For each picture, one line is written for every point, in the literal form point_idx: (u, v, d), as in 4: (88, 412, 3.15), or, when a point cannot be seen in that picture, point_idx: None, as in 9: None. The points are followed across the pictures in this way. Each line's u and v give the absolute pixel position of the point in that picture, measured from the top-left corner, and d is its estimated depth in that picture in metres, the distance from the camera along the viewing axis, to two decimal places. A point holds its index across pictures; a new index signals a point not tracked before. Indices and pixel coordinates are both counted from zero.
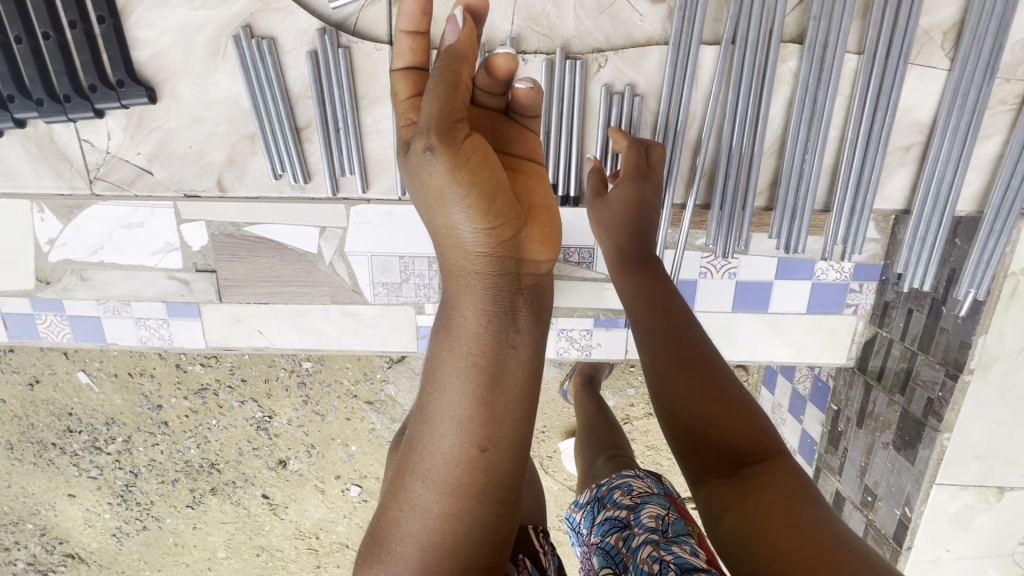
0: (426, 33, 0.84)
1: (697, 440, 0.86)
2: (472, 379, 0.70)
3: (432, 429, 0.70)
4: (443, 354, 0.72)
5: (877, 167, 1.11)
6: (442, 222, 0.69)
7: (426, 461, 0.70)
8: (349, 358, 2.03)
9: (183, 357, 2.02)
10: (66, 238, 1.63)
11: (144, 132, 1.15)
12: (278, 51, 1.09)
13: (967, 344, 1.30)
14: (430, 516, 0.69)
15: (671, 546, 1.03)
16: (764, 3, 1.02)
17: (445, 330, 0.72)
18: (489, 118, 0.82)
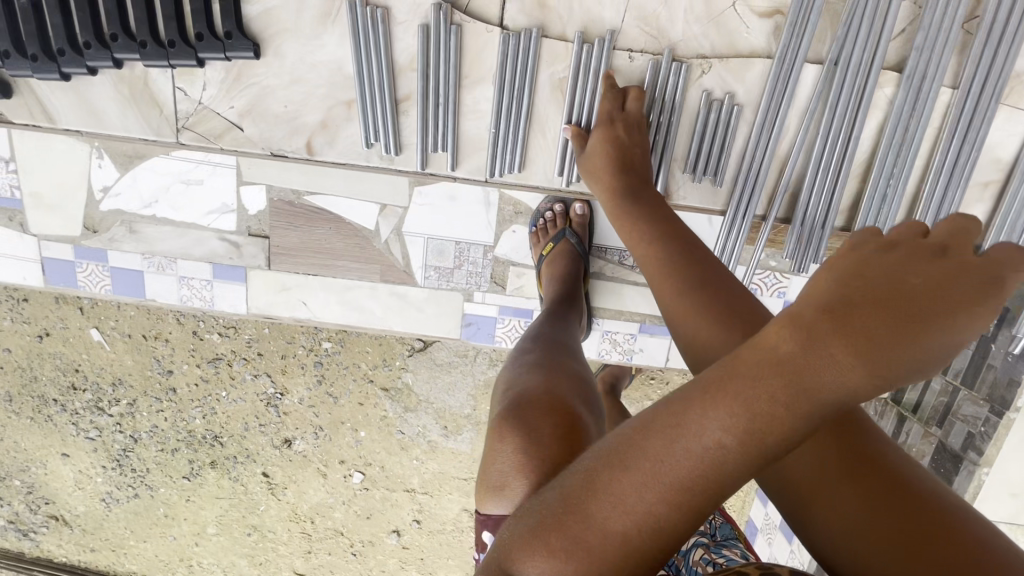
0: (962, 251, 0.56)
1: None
2: (769, 430, 0.53)
3: (678, 446, 0.56)
4: (750, 364, 0.55)
5: (957, 200, 1.14)
6: (959, 313, 0.49)
7: (653, 472, 0.57)
8: (371, 342, 2.01)
9: (202, 325, 1.99)
10: (120, 188, 1.62)
11: (241, 87, 1.15)
12: (389, 21, 1.09)
13: (1015, 382, 1.33)
14: (633, 524, 0.58)
15: (721, 549, 1.02)
16: (870, 29, 1.06)
17: (799, 356, 0.52)
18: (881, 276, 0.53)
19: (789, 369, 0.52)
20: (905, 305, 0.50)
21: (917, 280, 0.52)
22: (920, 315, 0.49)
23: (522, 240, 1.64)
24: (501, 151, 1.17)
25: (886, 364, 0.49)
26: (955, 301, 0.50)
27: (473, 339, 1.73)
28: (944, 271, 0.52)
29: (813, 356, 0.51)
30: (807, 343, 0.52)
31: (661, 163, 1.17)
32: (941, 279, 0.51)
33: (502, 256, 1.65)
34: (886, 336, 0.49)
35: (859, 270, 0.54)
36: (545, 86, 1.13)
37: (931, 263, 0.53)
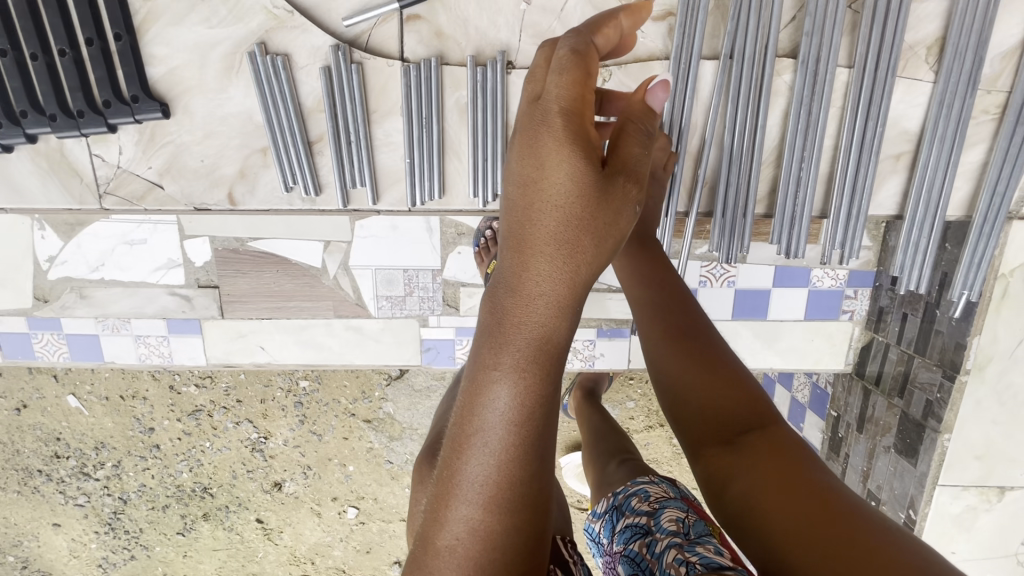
0: (556, 86, 0.71)
1: (697, 407, 0.85)
2: (523, 369, 0.69)
3: (473, 449, 0.69)
4: (484, 355, 0.71)
5: (870, 174, 1.15)
6: (548, 161, 0.69)
7: (465, 482, 0.69)
8: (347, 376, 2.01)
9: (177, 378, 1.98)
10: (66, 255, 1.63)
11: (156, 147, 1.17)
12: (291, 67, 1.11)
13: (961, 345, 1.33)
14: (480, 534, 0.68)
15: (695, 547, 1.01)
16: (759, 21, 1.09)
17: (499, 322, 0.71)
18: (535, 172, 0.70)
19: (501, 332, 0.70)
20: (536, 209, 0.70)
21: (534, 166, 0.70)
22: (542, 164, 0.69)
23: (468, 260, 1.65)
24: (419, 178, 1.18)
25: (547, 258, 0.69)
26: (550, 152, 0.69)
27: (436, 363, 1.73)
28: (538, 126, 0.70)
29: (512, 299, 0.70)
30: (505, 312, 0.70)
31: None
32: (538, 155, 0.70)
33: (451, 278, 1.66)
34: (540, 241, 0.69)
35: (508, 232, 0.72)
36: (452, 111, 1.15)
37: (529, 158, 0.70)
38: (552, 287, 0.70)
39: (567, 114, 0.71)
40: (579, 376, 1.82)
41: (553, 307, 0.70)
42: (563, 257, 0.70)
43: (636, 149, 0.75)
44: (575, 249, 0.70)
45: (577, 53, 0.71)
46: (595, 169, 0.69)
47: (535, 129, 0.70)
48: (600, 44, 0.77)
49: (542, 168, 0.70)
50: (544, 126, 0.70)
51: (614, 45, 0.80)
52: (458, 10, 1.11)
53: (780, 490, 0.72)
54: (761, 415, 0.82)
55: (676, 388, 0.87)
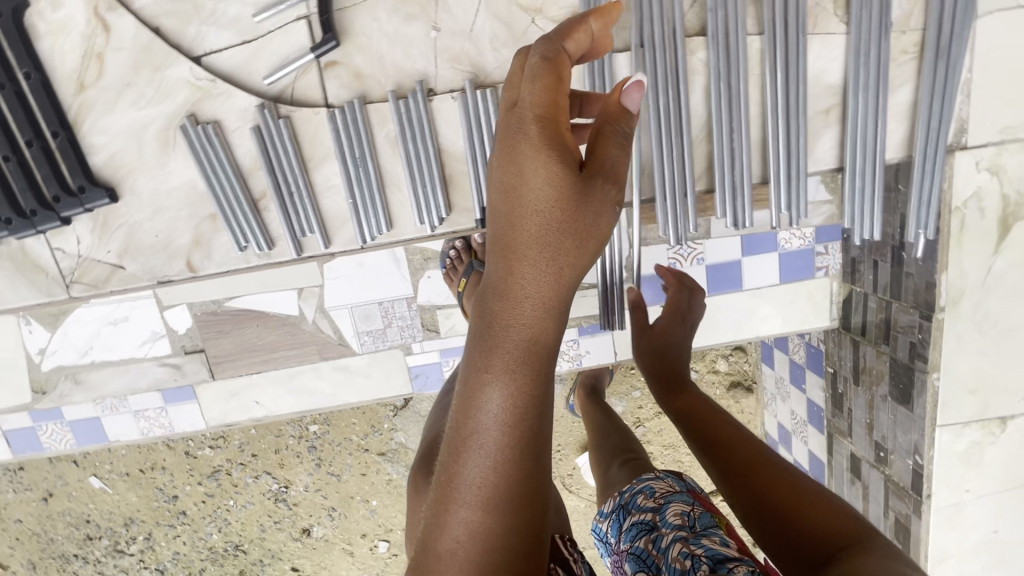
0: (527, 92, 0.73)
1: (772, 508, 0.94)
2: (515, 373, 0.72)
3: (470, 451, 0.72)
4: (477, 361, 0.74)
5: (802, 133, 1.16)
6: (527, 167, 0.72)
7: (463, 483, 0.72)
8: (355, 413, 2.03)
9: (192, 443, 2.03)
10: (55, 345, 1.67)
11: (112, 230, 1.21)
12: (224, 133, 1.15)
13: (932, 283, 1.30)
14: (479, 536, 0.70)
15: (700, 539, 1.03)
16: (662, 7, 1.11)
17: (489, 328, 0.74)
18: (515, 181, 0.73)
19: (491, 337, 0.73)
20: (518, 216, 0.73)
21: (514, 174, 0.73)
22: (522, 171, 0.72)
23: (439, 283, 1.67)
24: (364, 215, 1.20)
25: (530, 263, 0.73)
26: (530, 159, 0.72)
27: (426, 389, 1.76)
28: (515, 134, 0.73)
29: (500, 304, 0.73)
30: (493, 317, 0.74)
31: None
32: (517, 163, 0.73)
33: (426, 303, 1.68)
34: (524, 247, 0.73)
35: (494, 239, 0.75)
36: (385, 146, 1.18)
37: (509, 166, 0.73)
38: (538, 290, 0.73)
39: (542, 121, 0.73)
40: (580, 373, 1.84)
41: (539, 311, 0.73)
42: (547, 261, 0.73)
43: (614, 151, 0.76)
44: (558, 254, 0.73)
45: (549, 59, 0.73)
46: (571, 174, 0.71)
47: (511, 138, 0.73)
48: (571, 49, 0.77)
49: (521, 175, 0.73)
50: (518, 135, 0.73)
51: (587, 47, 0.79)
52: (372, 49, 1.14)
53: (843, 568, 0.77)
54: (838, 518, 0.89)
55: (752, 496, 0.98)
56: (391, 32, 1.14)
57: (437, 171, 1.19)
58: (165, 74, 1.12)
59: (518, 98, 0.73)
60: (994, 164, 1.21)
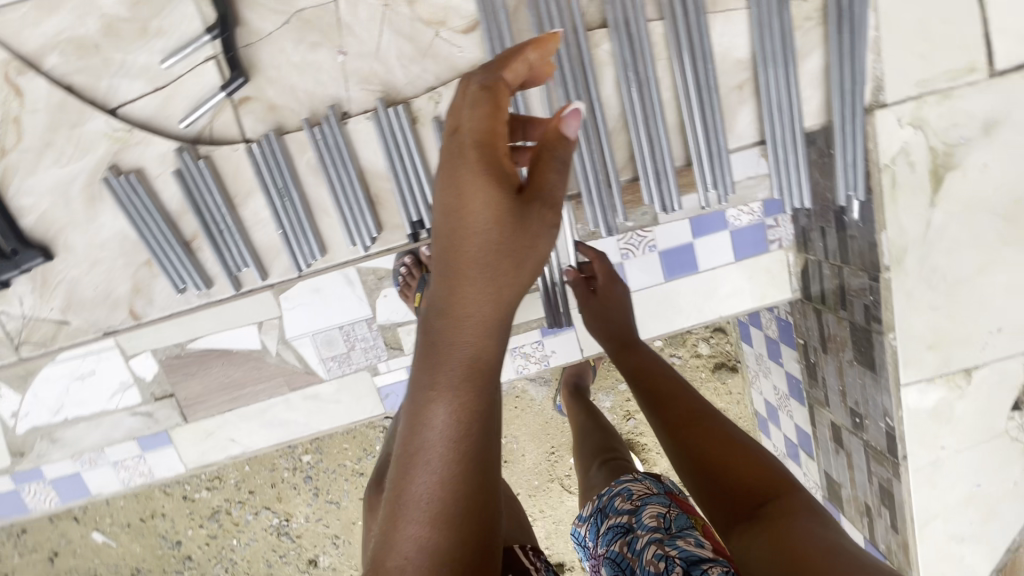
0: (468, 121, 0.77)
1: (712, 473, 1.01)
2: (461, 387, 0.74)
3: (418, 467, 0.72)
4: (424, 377, 0.75)
5: (716, 111, 1.17)
6: (466, 191, 0.76)
7: (411, 499, 0.71)
8: (345, 438, 2.03)
9: (188, 487, 2.03)
10: (27, 407, 1.68)
11: (52, 288, 1.22)
12: (147, 180, 1.17)
13: (875, 244, 1.29)
14: (428, 552, 0.68)
15: (676, 540, 1.02)
16: (559, 4, 1.12)
17: (436, 344, 0.76)
18: (456, 202, 0.76)
19: (437, 353, 0.75)
20: (459, 236, 0.76)
21: (455, 197, 0.76)
22: (462, 195, 0.75)
23: (396, 301, 1.67)
24: (295, 244, 1.22)
25: (470, 280, 0.76)
26: (472, 182, 0.75)
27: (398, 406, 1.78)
28: (455, 161, 0.77)
29: (445, 322, 0.76)
30: (439, 335, 0.76)
31: (427, 194, 1.20)
32: (459, 186, 0.76)
33: (386, 322, 1.69)
34: (465, 266, 0.76)
35: (439, 260, 0.79)
36: (307, 174, 1.19)
37: (451, 189, 0.76)
38: (481, 306, 0.76)
39: (482, 147, 0.76)
40: (566, 365, 1.83)
41: (483, 326, 0.76)
42: (489, 278, 0.76)
43: (552, 175, 0.80)
44: (500, 271, 0.76)
45: (487, 90, 0.77)
46: (509, 197, 0.75)
47: (451, 164, 0.77)
48: (510, 78, 0.80)
49: (461, 199, 0.76)
50: (460, 161, 0.76)
51: (525, 77, 0.83)
52: (282, 81, 1.16)
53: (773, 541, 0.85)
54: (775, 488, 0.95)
55: (696, 464, 1.04)
56: (298, 61, 1.15)
57: (360, 193, 1.19)
58: (82, 129, 1.14)
59: (458, 127, 0.77)
60: (916, 118, 1.21)
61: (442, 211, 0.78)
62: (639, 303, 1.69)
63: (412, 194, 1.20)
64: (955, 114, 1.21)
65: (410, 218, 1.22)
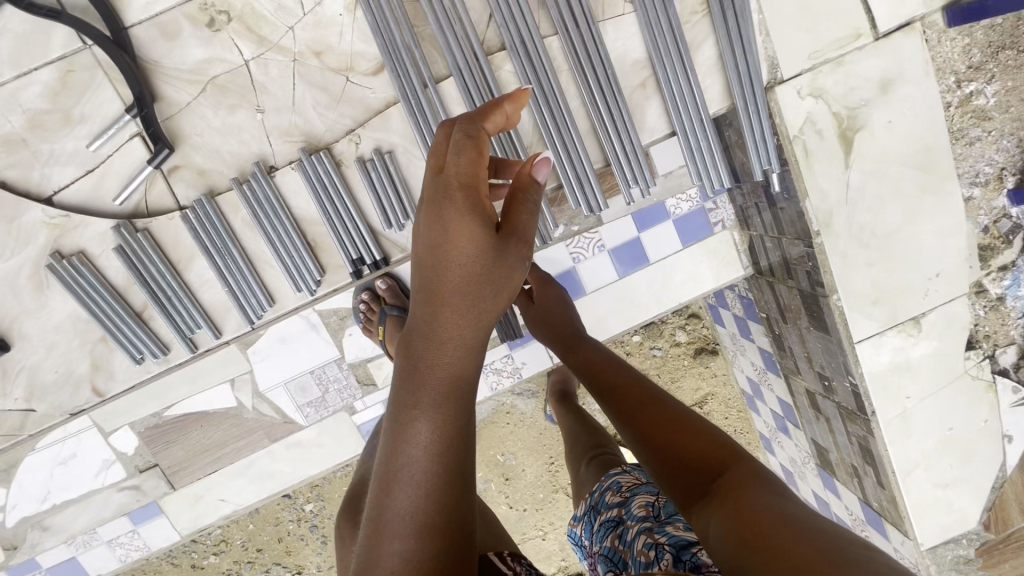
0: (450, 173, 0.81)
1: (669, 456, 1.03)
2: (444, 404, 0.77)
3: (400, 482, 0.72)
4: (405, 395, 0.78)
5: (623, 110, 1.22)
6: (450, 226, 0.81)
7: (393, 515, 0.70)
8: (343, 481, 2.03)
9: (195, 554, 2.02)
10: (13, 499, 1.68)
11: (13, 378, 1.25)
12: (90, 260, 1.20)
13: (802, 212, 1.34)
14: (413, 567, 0.67)
15: (665, 527, 1.03)
16: (456, 34, 1.17)
17: (415, 364, 0.79)
18: (441, 240, 0.81)
19: (419, 372, 0.79)
20: (442, 267, 0.82)
21: (440, 231, 0.81)
22: (449, 231, 0.81)
23: (362, 338, 1.70)
24: (244, 298, 1.26)
25: (450, 305, 0.81)
26: (455, 219, 0.80)
27: None
28: (440, 200, 0.81)
29: (426, 343, 0.80)
30: (420, 355, 0.80)
31: (361, 232, 1.25)
32: (442, 221, 0.81)
33: (356, 359, 1.72)
34: (446, 293, 0.81)
35: (421, 287, 0.84)
36: (244, 230, 1.23)
37: (433, 224, 0.82)
38: (461, 329, 0.81)
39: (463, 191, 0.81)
40: (552, 368, 1.85)
41: (464, 348, 0.80)
42: (468, 303, 0.81)
43: (525, 216, 0.86)
44: (478, 298, 0.82)
45: (471, 136, 0.81)
46: (492, 235, 0.81)
47: (437, 203, 0.81)
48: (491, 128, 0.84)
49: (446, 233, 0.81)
50: (441, 204, 0.81)
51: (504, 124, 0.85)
52: (207, 146, 1.21)
53: (726, 511, 0.83)
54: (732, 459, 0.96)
55: (655, 450, 1.06)
56: (219, 125, 1.20)
57: (297, 241, 1.23)
58: (20, 222, 1.18)
59: (443, 168, 0.82)
60: (814, 88, 1.27)
61: (427, 245, 0.82)
62: (598, 302, 1.73)
63: (348, 233, 1.25)
64: (850, 79, 1.27)
65: (351, 256, 1.27)
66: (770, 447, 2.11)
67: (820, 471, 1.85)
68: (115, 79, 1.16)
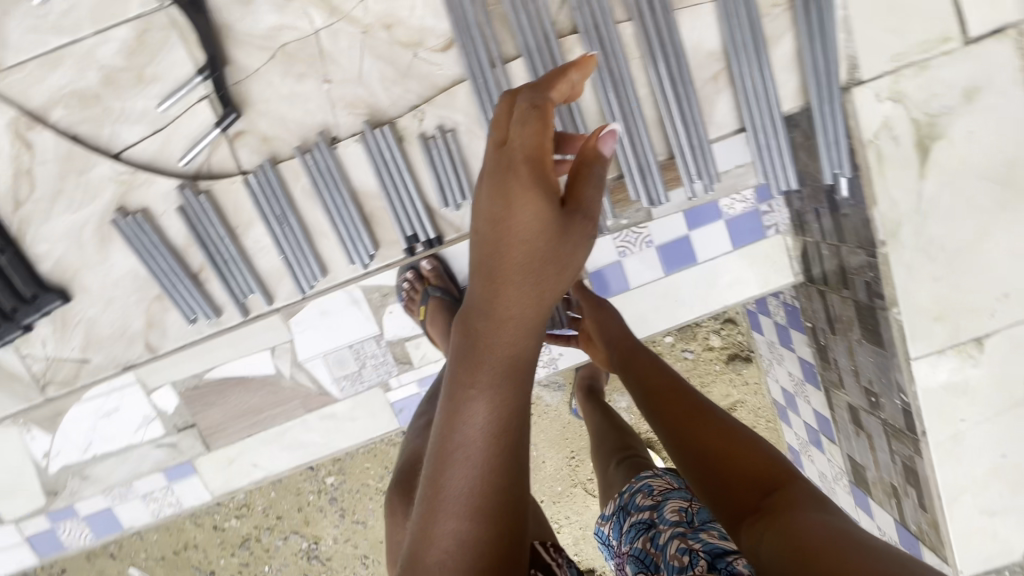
0: (511, 140, 0.77)
1: (716, 471, 1.03)
2: (500, 387, 0.74)
3: (455, 463, 0.72)
4: (461, 375, 0.75)
5: (693, 103, 1.19)
6: (513, 200, 0.76)
7: (448, 495, 0.70)
8: (366, 457, 2.05)
9: (218, 516, 2.07)
10: (57, 446, 1.74)
11: (72, 328, 1.29)
12: (153, 218, 1.22)
13: (868, 220, 1.29)
14: (468, 548, 0.68)
15: (699, 534, 0.95)
16: (530, 14, 1.16)
17: (472, 343, 0.76)
18: (502, 214, 0.76)
19: (476, 353, 0.76)
20: (503, 244, 0.76)
21: (502, 206, 0.76)
22: (512, 207, 0.76)
23: (402, 316, 1.70)
24: (298, 267, 1.26)
25: (510, 285, 0.76)
26: (520, 195, 0.75)
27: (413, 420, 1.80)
28: (504, 173, 0.77)
29: (483, 323, 0.76)
30: (477, 336, 0.76)
31: (418, 209, 1.25)
32: (506, 195, 0.76)
33: (394, 337, 1.72)
34: (506, 271, 0.76)
35: (478, 263, 0.78)
36: (303, 199, 1.24)
37: (496, 197, 0.77)
38: (521, 310, 0.76)
39: (527, 163, 0.76)
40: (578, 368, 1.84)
41: (523, 330, 0.76)
42: (529, 285, 0.77)
43: (590, 191, 0.81)
44: (541, 279, 0.77)
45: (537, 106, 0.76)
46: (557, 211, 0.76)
47: (500, 176, 0.76)
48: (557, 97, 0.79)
49: (508, 208, 0.76)
50: (504, 175, 0.77)
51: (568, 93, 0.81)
52: (273, 113, 1.21)
53: (776, 530, 0.85)
54: (781, 478, 0.97)
55: (701, 462, 1.06)
56: (286, 93, 1.21)
57: (356, 214, 1.24)
58: (89, 176, 1.20)
59: (508, 138, 0.77)
60: (894, 91, 1.22)
61: (487, 219, 0.77)
62: (641, 299, 1.70)
63: (406, 210, 1.25)
64: (933, 84, 1.22)
65: (406, 232, 1.26)
66: (799, 459, 2.06)
67: (854, 488, 1.80)
68: (189, 40, 1.18)
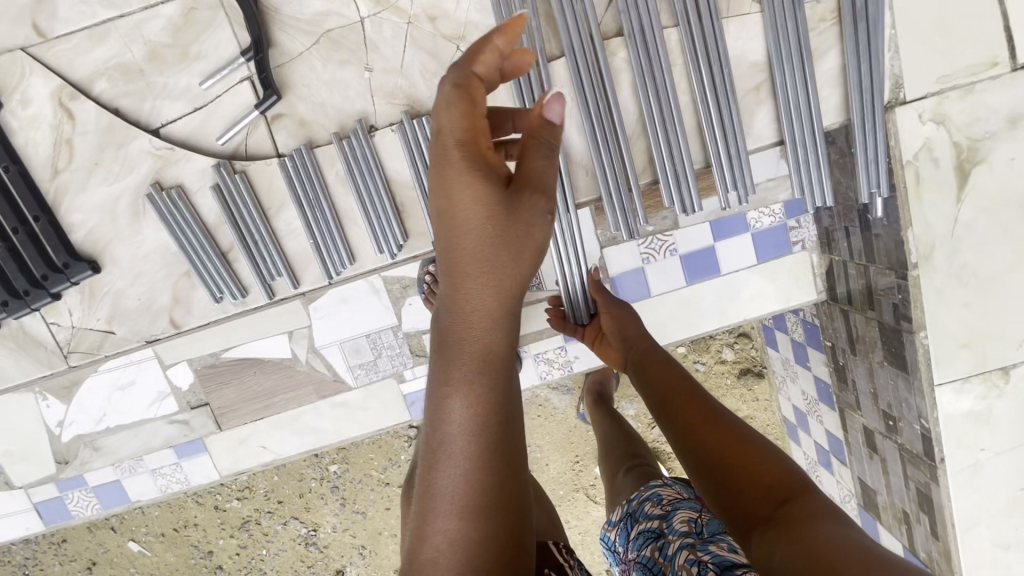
0: (445, 126, 0.74)
1: (727, 476, 1.01)
2: (474, 378, 0.73)
3: (442, 460, 0.70)
4: (439, 373, 0.74)
5: (734, 112, 1.18)
6: (453, 190, 0.75)
7: (438, 494, 0.68)
8: (371, 448, 2.05)
9: (220, 496, 2.07)
10: (72, 415, 1.75)
11: (99, 299, 1.29)
12: (187, 195, 1.23)
13: (901, 241, 1.27)
14: (459, 545, 0.65)
15: (708, 546, 0.95)
16: (576, 13, 1.15)
17: (446, 341, 0.76)
18: (450, 208, 0.75)
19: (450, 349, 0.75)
20: (456, 237, 0.76)
21: (444, 199, 0.76)
22: (451, 199, 0.75)
23: (422, 308, 1.71)
24: (327, 252, 1.27)
25: (471, 275, 0.76)
26: (457, 185, 0.74)
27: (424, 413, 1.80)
28: (439, 165, 0.76)
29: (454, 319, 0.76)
30: (449, 333, 0.76)
31: None
32: (445, 188, 0.75)
33: (412, 329, 1.73)
34: (464, 263, 0.76)
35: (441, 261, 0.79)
36: (336, 185, 1.24)
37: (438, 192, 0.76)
38: (483, 298, 0.76)
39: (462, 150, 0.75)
40: (589, 375, 1.81)
41: (489, 319, 0.75)
42: (485, 272, 0.76)
43: (540, 164, 0.78)
44: (497, 265, 0.76)
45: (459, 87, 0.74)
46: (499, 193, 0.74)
47: (436, 169, 0.76)
48: (482, 76, 0.76)
49: (452, 199, 0.76)
50: (444, 167, 0.75)
51: (497, 68, 0.78)
52: (313, 97, 1.22)
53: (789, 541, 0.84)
54: (794, 486, 0.95)
55: (709, 467, 1.04)
56: (328, 79, 1.21)
57: (388, 203, 1.24)
58: (127, 149, 1.21)
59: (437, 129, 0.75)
60: (937, 113, 1.22)
61: (438, 215, 0.77)
62: (661, 308, 1.68)
63: None
64: (977, 108, 1.21)
65: None
66: None
67: (862, 511, 1.78)
68: (235, 20, 1.19)
